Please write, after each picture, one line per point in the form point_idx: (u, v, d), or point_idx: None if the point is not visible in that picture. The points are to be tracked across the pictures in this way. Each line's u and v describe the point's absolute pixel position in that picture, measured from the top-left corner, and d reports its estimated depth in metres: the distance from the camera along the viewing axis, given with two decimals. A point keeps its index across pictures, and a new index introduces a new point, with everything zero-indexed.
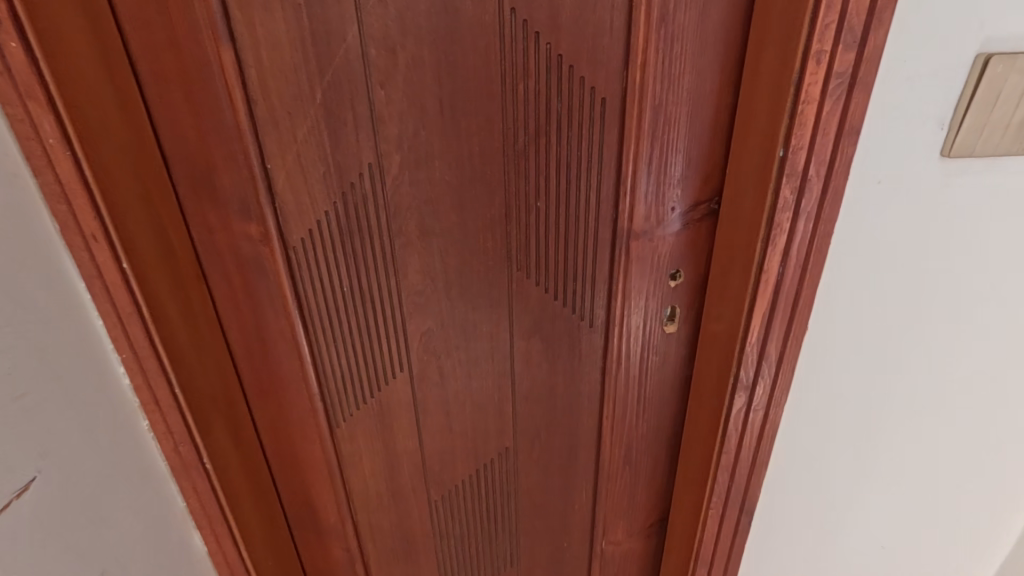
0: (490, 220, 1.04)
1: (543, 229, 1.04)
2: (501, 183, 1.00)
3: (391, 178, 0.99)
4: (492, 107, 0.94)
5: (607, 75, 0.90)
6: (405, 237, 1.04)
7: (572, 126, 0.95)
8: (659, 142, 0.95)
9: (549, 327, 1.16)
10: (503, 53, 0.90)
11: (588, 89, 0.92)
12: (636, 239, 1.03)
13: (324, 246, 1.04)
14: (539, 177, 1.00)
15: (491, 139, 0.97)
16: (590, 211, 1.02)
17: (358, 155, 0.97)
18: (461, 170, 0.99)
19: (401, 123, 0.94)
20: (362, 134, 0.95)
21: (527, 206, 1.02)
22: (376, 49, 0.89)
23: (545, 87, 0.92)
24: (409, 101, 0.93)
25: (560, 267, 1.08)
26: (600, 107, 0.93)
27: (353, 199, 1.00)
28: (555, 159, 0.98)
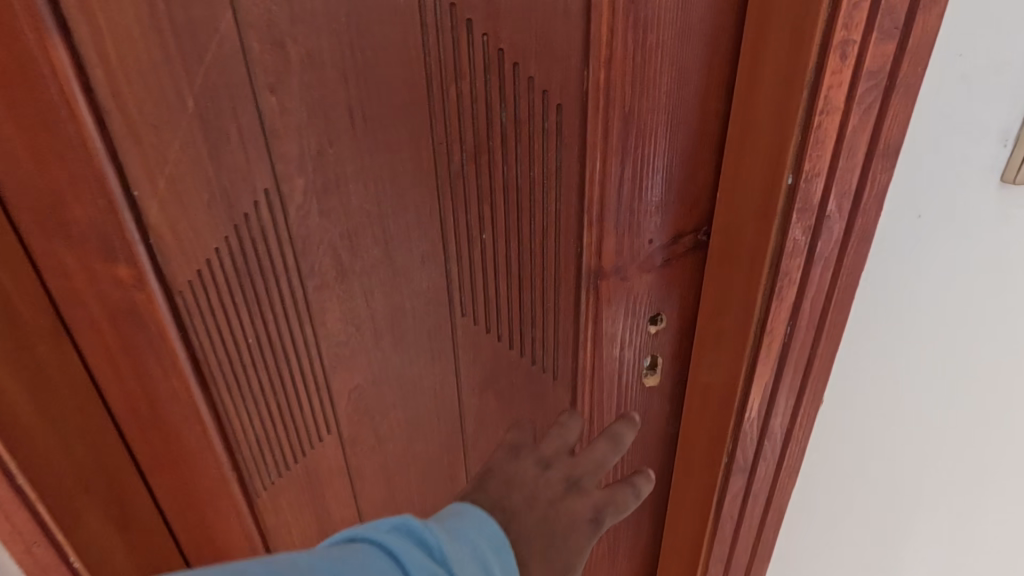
0: (426, 257, 0.83)
1: (492, 267, 0.84)
2: (437, 211, 0.80)
3: (294, 207, 0.78)
4: (417, 115, 0.73)
5: (563, 74, 0.70)
6: (320, 278, 0.84)
7: (522, 140, 0.75)
8: (632, 160, 0.74)
9: (506, 380, 0.94)
10: (427, 45, 0.69)
11: (540, 92, 0.71)
12: (607, 278, 0.83)
13: (221, 289, 0.84)
14: (483, 204, 0.79)
15: (419, 157, 0.76)
16: (548, 245, 0.82)
17: (251, 179, 0.76)
18: (384, 196, 0.78)
19: (300, 138, 0.73)
20: (252, 152, 0.74)
21: (470, 240, 0.82)
22: (260, 42, 0.68)
23: (484, 90, 0.71)
24: (307, 110, 0.72)
25: (515, 311, 0.88)
26: (555, 116, 0.72)
27: (251, 232, 0.80)
28: (502, 182, 0.78)
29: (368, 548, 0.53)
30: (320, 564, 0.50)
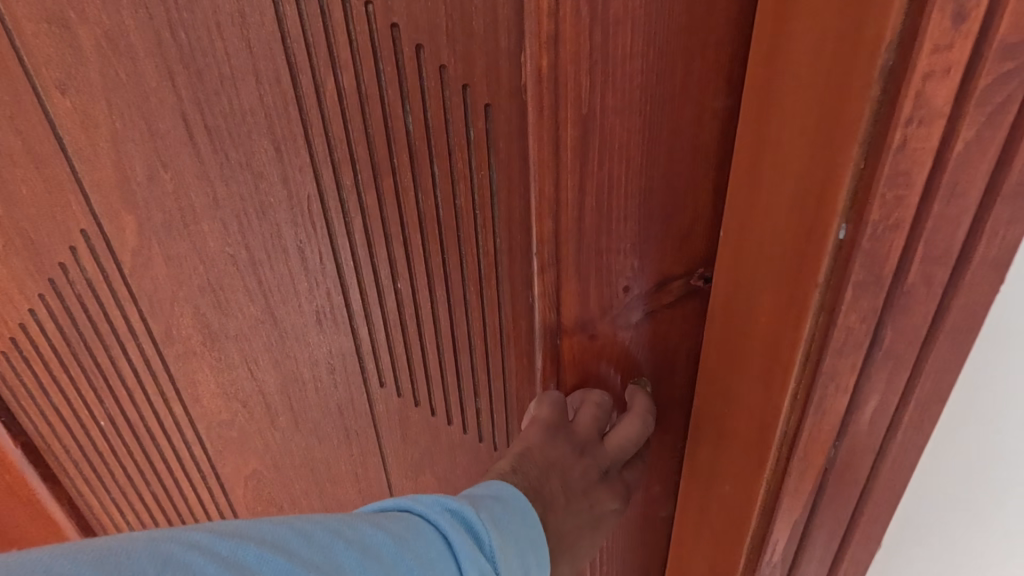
0: (326, 313, 0.61)
1: (415, 325, 0.63)
2: (331, 255, 0.58)
3: (128, 253, 0.56)
4: (282, 124, 0.50)
5: (491, 61, 0.48)
6: (182, 346, 0.62)
7: (438, 156, 0.52)
8: (599, 181, 0.52)
9: (447, 467, 0.72)
10: (279, 19, 0.46)
11: (461, 88, 0.49)
12: (569, 335, 0.61)
13: (50, 358, 0.63)
14: (393, 243, 0.57)
15: (293, 183, 0.53)
16: (487, 296, 0.60)
17: (60, 218, 0.54)
18: (255, 235, 0.56)
19: (118, 160, 0.51)
20: (54, 179, 0.52)
21: (382, 291, 0.60)
22: (31, 20, 0.45)
23: (374, 85, 0.49)
24: (121, 120, 0.49)
25: (452, 380, 0.66)
26: (484, 121, 0.50)
27: (77, 288, 0.58)
28: (418, 214, 0.56)
29: (424, 529, 0.43)
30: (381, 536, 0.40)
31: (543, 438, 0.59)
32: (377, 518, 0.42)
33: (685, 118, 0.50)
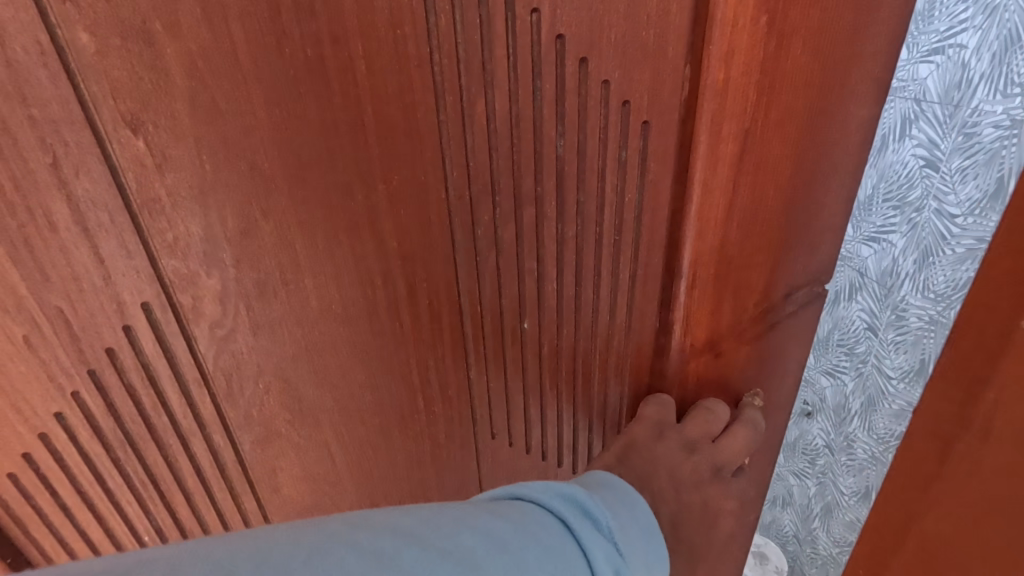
0: (443, 367, 0.54)
1: (537, 365, 0.57)
2: (455, 300, 0.50)
3: (204, 328, 0.44)
4: (418, 152, 0.42)
5: (657, 75, 0.44)
6: (264, 432, 0.50)
7: (587, 181, 0.47)
8: (745, 195, 0.50)
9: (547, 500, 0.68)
10: (433, 32, 0.38)
11: (622, 107, 0.44)
12: (699, 359, 0.58)
13: (82, 473, 0.48)
14: (526, 282, 0.51)
15: (422, 221, 0.45)
16: (618, 328, 0.56)
17: (112, 293, 0.40)
18: (373, 286, 0.47)
19: (206, 209, 0.39)
20: (109, 243, 0.38)
21: (507, 335, 0.54)
22: (92, 30, 0.32)
23: (530, 105, 0.42)
24: (217, 157, 0.38)
25: (565, 415, 0.62)
26: (640, 141, 0.46)
27: (126, 379, 0.44)
28: (557, 245, 0.50)
29: (543, 516, 0.36)
30: (499, 524, 0.33)
31: (650, 434, 0.54)
32: (498, 508, 0.35)
33: (823, 128, 0.51)
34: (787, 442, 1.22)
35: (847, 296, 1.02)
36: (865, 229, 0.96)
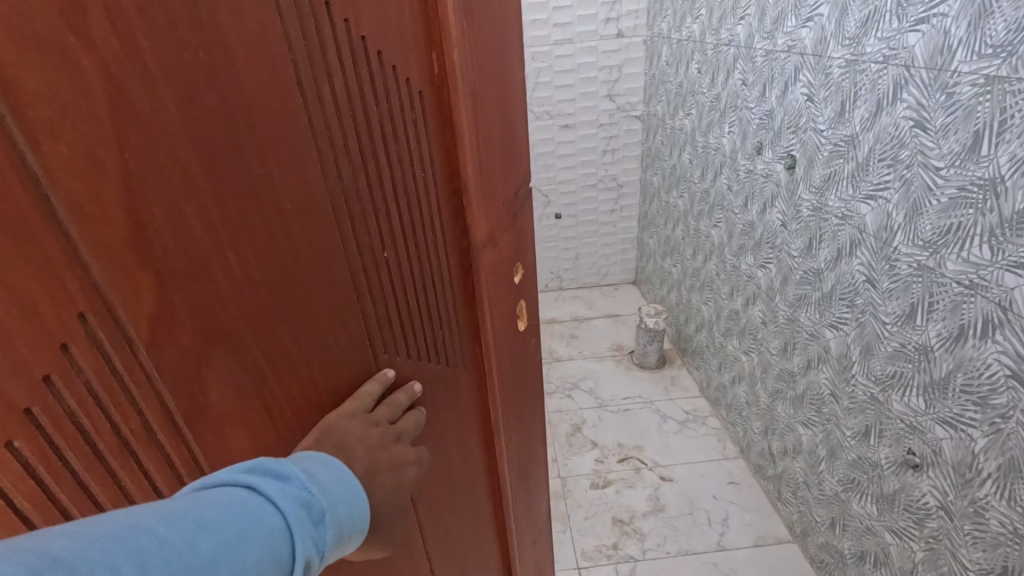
0: (349, 357, 0.37)
1: (404, 338, 0.42)
2: (338, 268, 0.34)
3: (154, 348, 0.26)
4: (300, 124, 0.29)
5: (392, 17, 0.34)
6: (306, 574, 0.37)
7: (402, 142, 0.37)
8: (492, 141, 0.44)
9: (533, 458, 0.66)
10: (243, 45, 0.26)
11: (372, 55, 0.33)
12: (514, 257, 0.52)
13: None
14: (381, 224, 0.37)
15: (264, 279, 0.30)
16: (448, 299, 0.45)
17: (34, 328, 0.21)
18: (261, 292, 0.30)
19: (139, 210, 0.24)
20: (21, 266, 0.21)
21: (372, 303, 0.38)
22: None
23: (335, 91, 0.31)
24: (146, 119, 0.23)
25: (474, 387, 0.51)
26: (411, 112, 0.37)
27: (54, 441, 0.23)
28: (393, 189, 0.37)
29: (253, 505, 0.26)
30: (178, 527, 0.23)
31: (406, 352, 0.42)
32: (185, 505, 0.24)
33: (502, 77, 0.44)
34: (840, 492, 0.95)
35: (979, 333, 0.65)
36: (1011, 252, 0.60)
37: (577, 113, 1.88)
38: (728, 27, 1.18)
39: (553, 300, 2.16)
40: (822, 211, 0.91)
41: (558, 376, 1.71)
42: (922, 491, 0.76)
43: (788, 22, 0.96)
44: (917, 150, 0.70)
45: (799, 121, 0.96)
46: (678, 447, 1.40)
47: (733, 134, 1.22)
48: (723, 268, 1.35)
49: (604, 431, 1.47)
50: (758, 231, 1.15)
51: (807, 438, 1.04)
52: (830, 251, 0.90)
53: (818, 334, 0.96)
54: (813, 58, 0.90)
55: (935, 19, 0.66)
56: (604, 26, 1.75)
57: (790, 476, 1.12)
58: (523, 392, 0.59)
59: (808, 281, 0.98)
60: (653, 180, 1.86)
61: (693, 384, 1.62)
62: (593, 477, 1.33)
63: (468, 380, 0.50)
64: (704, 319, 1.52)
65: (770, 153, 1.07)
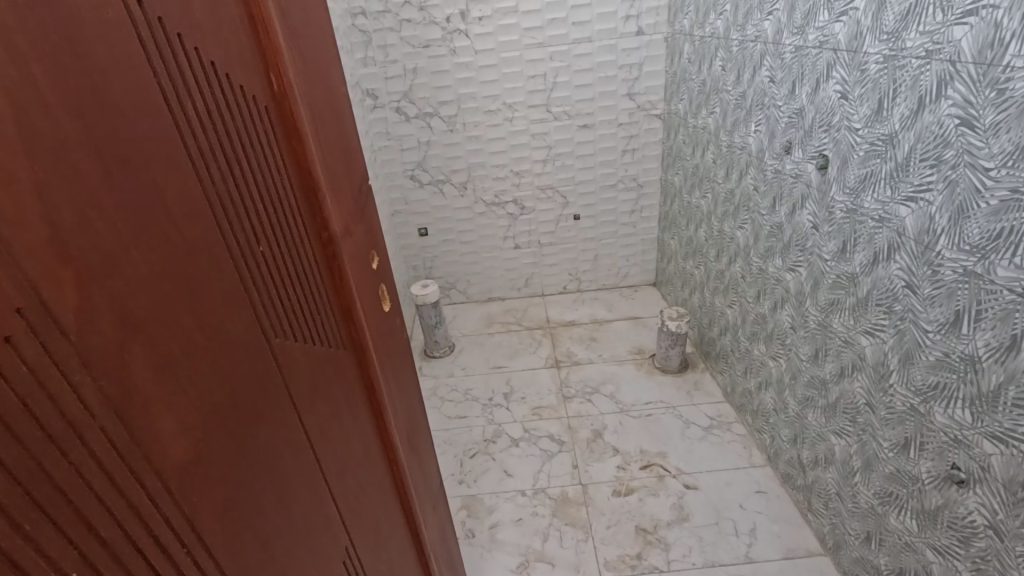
0: (252, 348, 0.38)
1: (292, 328, 0.45)
2: (225, 265, 0.36)
3: (83, 339, 0.25)
4: (168, 130, 0.31)
5: (231, 45, 0.39)
6: None
7: (255, 149, 0.42)
8: (322, 145, 0.51)
9: (411, 425, 0.74)
10: (111, 55, 0.27)
11: (221, 77, 0.38)
12: (360, 245, 0.60)
13: None
14: (253, 223, 0.41)
15: (173, 281, 0.31)
16: (320, 285, 0.52)
17: None
18: (168, 295, 0.30)
19: (50, 211, 0.23)
20: None
21: (259, 296, 0.40)
22: None
23: (202, 110, 0.35)
24: (41, 122, 0.23)
25: (351, 367, 0.57)
26: (258, 124, 0.43)
27: (14, 440, 0.21)
28: (256, 190, 0.42)
29: None
30: None
31: (299, 342, 0.46)
32: None
33: (320, 95, 0.52)
34: (877, 506, 0.91)
35: None
36: None
37: (596, 113, 1.85)
38: (755, 22, 1.14)
39: (572, 302, 2.14)
40: (858, 212, 0.88)
41: (579, 381, 1.69)
42: (969, 509, 0.72)
43: (820, 16, 0.92)
44: (963, 149, 0.67)
45: (832, 120, 0.92)
46: (703, 454, 1.37)
47: (760, 133, 1.18)
48: (749, 271, 1.31)
49: (626, 437, 1.45)
50: (787, 233, 1.11)
51: (841, 448, 1.00)
52: (866, 254, 0.87)
53: (852, 341, 0.93)
54: (847, 54, 0.86)
55: (983, 11, 0.62)
56: (624, 23, 1.71)
57: (821, 487, 1.08)
58: (391, 364, 0.67)
59: (841, 285, 0.94)
60: (674, 179, 1.82)
61: (716, 389, 1.58)
62: (615, 484, 1.31)
63: (348, 359, 0.56)
64: (728, 323, 1.48)
65: (800, 152, 1.03)
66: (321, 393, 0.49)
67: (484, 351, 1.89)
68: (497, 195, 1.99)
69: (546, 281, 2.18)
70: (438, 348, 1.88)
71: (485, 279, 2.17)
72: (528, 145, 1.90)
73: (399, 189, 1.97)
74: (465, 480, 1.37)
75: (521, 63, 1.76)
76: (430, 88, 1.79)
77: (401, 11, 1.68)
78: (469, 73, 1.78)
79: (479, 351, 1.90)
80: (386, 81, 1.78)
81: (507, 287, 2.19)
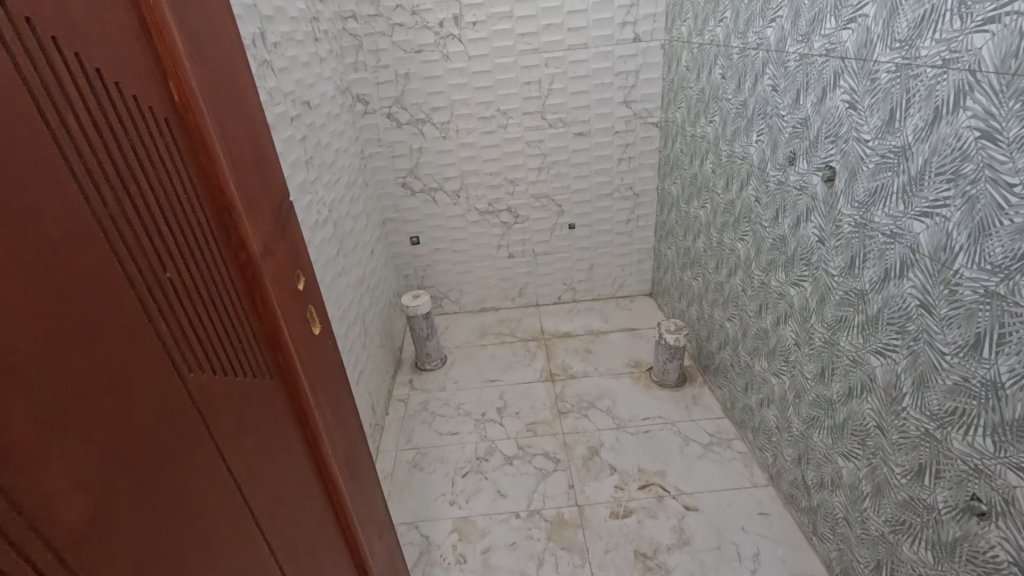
0: (152, 386, 0.34)
1: (207, 363, 0.41)
2: (120, 294, 0.33)
3: None
4: (44, 149, 0.28)
5: (123, 51, 0.34)
6: None
7: (163, 166, 0.38)
8: (244, 159, 0.47)
9: (359, 452, 0.70)
10: None
11: (112, 87, 0.33)
12: (294, 265, 0.55)
13: None
14: (159, 248, 0.37)
15: (50, 322, 0.27)
16: (245, 315, 0.47)
17: None
18: (45, 337, 0.27)
19: None
20: None
21: (166, 329, 0.37)
22: None
23: (87, 126, 0.31)
24: None
25: (284, 398, 0.53)
26: (161, 137, 0.38)
27: None
28: (161, 212, 0.37)
29: None
30: None
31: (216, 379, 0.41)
32: None
33: (241, 104, 0.47)
34: (888, 534, 0.87)
35: None
36: None
37: (592, 120, 1.82)
38: (756, 29, 1.11)
39: (567, 313, 2.09)
40: (868, 227, 0.84)
41: (575, 395, 1.64)
42: (990, 543, 0.68)
43: (827, 23, 0.89)
44: (983, 163, 0.63)
45: (840, 130, 0.88)
46: (702, 473, 1.33)
47: (761, 142, 1.14)
48: (750, 284, 1.27)
49: (624, 454, 1.40)
50: (791, 247, 1.07)
51: (849, 472, 0.96)
52: (877, 271, 0.83)
53: (861, 361, 0.89)
54: (855, 62, 0.83)
55: (1007, 18, 0.59)
56: (621, 30, 1.68)
57: (827, 510, 1.04)
58: (333, 391, 0.63)
59: (849, 301, 0.90)
60: (671, 189, 1.79)
61: (715, 404, 1.54)
62: (613, 505, 1.26)
63: (278, 391, 0.51)
64: (728, 336, 1.44)
65: (805, 163, 0.99)
66: (244, 431, 0.45)
67: (477, 363, 1.84)
68: (490, 204, 1.95)
69: (541, 291, 2.14)
70: (430, 360, 1.83)
71: (478, 288, 2.12)
72: (522, 152, 1.86)
73: (390, 197, 1.92)
74: (457, 501, 1.31)
75: (515, 69, 1.73)
76: (422, 94, 1.75)
77: (393, 15, 1.64)
78: (462, 79, 1.73)
79: (471, 363, 1.84)
80: (377, 86, 1.73)
81: (501, 297, 2.14)
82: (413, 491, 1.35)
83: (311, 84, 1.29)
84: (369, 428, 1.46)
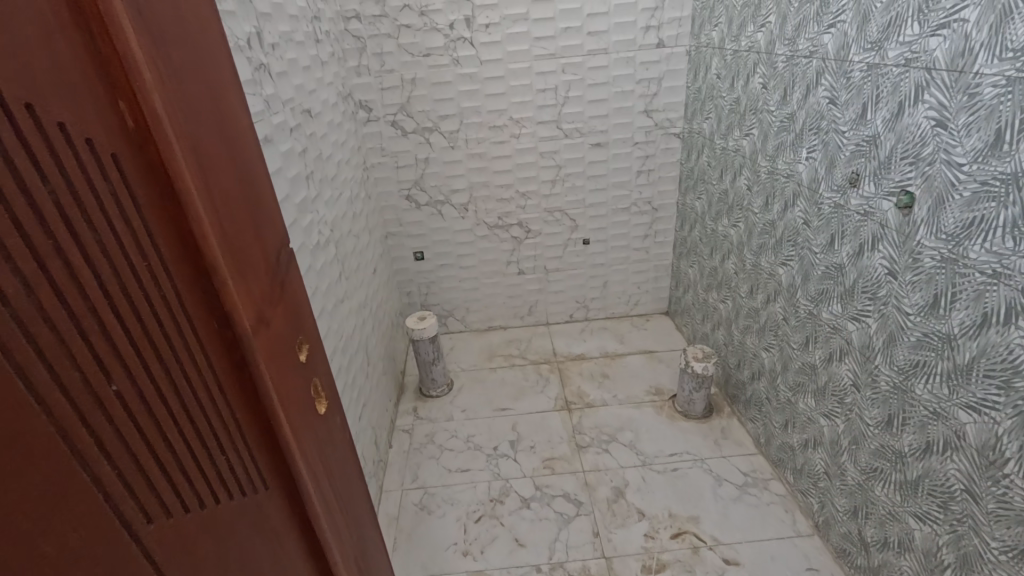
0: (79, 554, 0.24)
1: (170, 499, 0.29)
2: (26, 432, 0.22)
3: None
4: None
5: (41, 56, 0.23)
6: None
7: (107, 227, 0.26)
8: (233, 206, 0.34)
9: (374, 549, 0.57)
10: None
11: (17, 112, 0.21)
12: (297, 332, 0.42)
13: None
14: (98, 350, 0.25)
15: None
16: (232, 416, 0.35)
17: None
18: None
19: None
20: None
21: (102, 465, 0.25)
22: None
23: None
24: None
25: (285, 511, 0.40)
26: (108, 183, 0.26)
27: None
28: (101, 296, 0.25)
29: None
30: None
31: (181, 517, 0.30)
32: None
33: (228, 127, 0.34)
34: None
35: None
36: None
37: (610, 130, 1.71)
38: (808, 35, 1.00)
39: (579, 333, 1.98)
40: (959, 262, 0.74)
41: (594, 427, 1.52)
42: None
43: (906, 29, 0.77)
44: None
45: (922, 151, 0.77)
46: (740, 519, 1.21)
47: (812, 160, 1.03)
48: (794, 314, 1.16)
49: (652, 497, 1.28)
50: (851, 278, 0.96)
51: (925, 536, 0.85)
52: (971, 314, 0.72)
53: (945, 414, 0.78)
54: (947, 74, 0.72)
55: None
56: (643, 35, 1.58)
57: (893, 574, 0.94)
58: (347, 484, 0.50)
59: (930, 345, 0.80)
60: (695, 204, 1.68)
61: (746, 438, 1.43)
62: (644, 558, 1.14)
63: (278, 507, 0.39)
64: (764, 367, 1.33)
65: (871, 186, 0.88)
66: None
67: (486, 389, 1.72)
68: (500, 218, 1.83)
69: (552, 309, 2.02)
70: (436, 386, 1.70)
71: (486, 306, 2.00)
72: (536, 164, 1.75)
73: (393, 210, 1.79)
74: (472, 552, 1.19)
75: (530, 75, 1.61)
76: (429, 101, 1.63)
77: (400, 16, 1.52)
78: (473, 85, 1.62)
79: (480, 389, 1.72)
80: (381, 92, 1.61)
81: (509, 316, 2.02)
82: (422, 539, 1.23)
83: (311, 90, 1.16)
84: (373, 467, 1.33)
